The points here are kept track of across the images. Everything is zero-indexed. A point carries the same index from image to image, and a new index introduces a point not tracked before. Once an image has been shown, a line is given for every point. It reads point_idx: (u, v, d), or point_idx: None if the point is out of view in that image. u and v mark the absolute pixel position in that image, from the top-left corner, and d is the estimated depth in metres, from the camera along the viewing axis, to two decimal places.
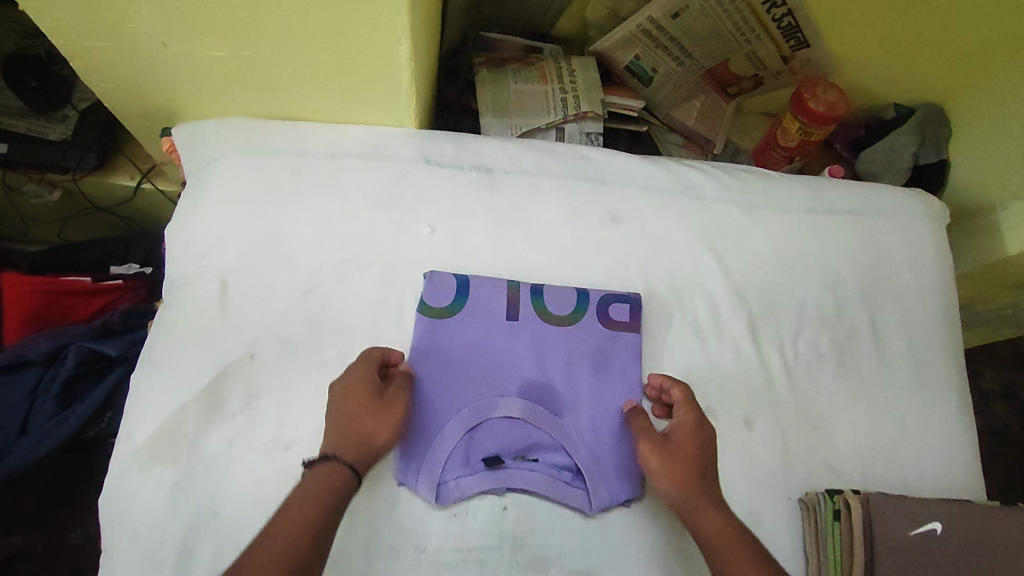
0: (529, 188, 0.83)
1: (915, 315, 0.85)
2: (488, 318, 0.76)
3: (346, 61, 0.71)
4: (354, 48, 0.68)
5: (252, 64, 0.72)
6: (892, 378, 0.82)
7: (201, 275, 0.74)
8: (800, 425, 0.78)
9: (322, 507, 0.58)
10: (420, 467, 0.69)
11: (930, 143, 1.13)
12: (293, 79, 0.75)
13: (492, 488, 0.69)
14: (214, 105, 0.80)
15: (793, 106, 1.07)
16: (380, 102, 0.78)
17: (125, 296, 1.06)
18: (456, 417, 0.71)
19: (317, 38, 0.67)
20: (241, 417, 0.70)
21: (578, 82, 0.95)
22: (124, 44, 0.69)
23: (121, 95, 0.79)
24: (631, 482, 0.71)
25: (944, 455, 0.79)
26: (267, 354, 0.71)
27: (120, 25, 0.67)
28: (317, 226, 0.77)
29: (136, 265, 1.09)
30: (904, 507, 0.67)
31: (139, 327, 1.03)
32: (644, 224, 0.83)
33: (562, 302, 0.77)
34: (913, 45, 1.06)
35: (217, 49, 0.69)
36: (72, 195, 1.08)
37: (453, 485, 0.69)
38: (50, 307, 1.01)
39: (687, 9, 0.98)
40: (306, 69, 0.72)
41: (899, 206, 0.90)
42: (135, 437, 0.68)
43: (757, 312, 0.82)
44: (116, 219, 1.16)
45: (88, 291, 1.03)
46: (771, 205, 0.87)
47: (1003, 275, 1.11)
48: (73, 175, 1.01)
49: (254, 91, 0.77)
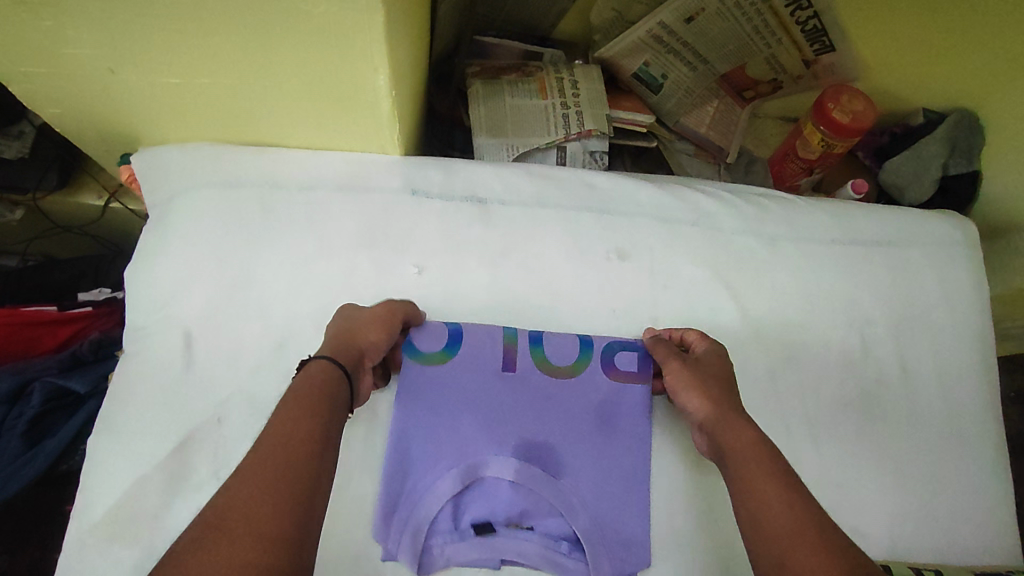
0: (527, 220, 0.75)
1: (949, 358, 0.77)
2: (480, 368, 0.68)
3: (318, 87, 0.63)
4: (326, 72, 0.60)
5: (214, 91, 0.64)
6: (929, 430, 0.74)
7: (164, 326, 0.67)
8: (831, 485, 0.70)
9: (323, 398, 0.52)
10: (402, 535, 0.62)
11: (961, 152, 1.03)
12: (261, 107, 0.67)
13: (483, 559, 0.63)
14: (176, 131, 0.72)
15: (815, 116, 0.98)
16: (360, 128, 0.70)
17: (95, 323, 0.99)
18: (444, 478, 0.64)
19: (283, 62, 0.59)
20: (208, 488, 0.62)
21: (581, 96, 0.87)
22: (67, 70, 0.61)
23: (72, 120, 0.71)
24: (638, 556, 0.64)
25: (982, 516, 0.72)
26: (236, 415, 0.64)
27: (59, 51, 0.59)
28: (292, 267, 0.69)
29: (106, 290, 1.02)
30: None
31: (111, 356, 0.96)
32: (653, 259, 0.75)
33: (564, 352, 0.69)
34: (948, 48, 0.96)
35: (170, 77, 0.62)
36: (36, 215, 1.00)
37: (439, 552, 0.63)
38: (13, 339, 0.93)
39: (701, 13, 0.90)
40: (274, 95, 0.64)
41: (934, 234, 0.82)
42: (89, 512, 0.60)
43: (782, 356, 0.74)
44: (87, 239, 1.08)
45: (54, 320, 0.95)
46: (793, 236, 0.79)
47: None
48: (34, 196, 0.93)
49: (219, 118, 0.69)
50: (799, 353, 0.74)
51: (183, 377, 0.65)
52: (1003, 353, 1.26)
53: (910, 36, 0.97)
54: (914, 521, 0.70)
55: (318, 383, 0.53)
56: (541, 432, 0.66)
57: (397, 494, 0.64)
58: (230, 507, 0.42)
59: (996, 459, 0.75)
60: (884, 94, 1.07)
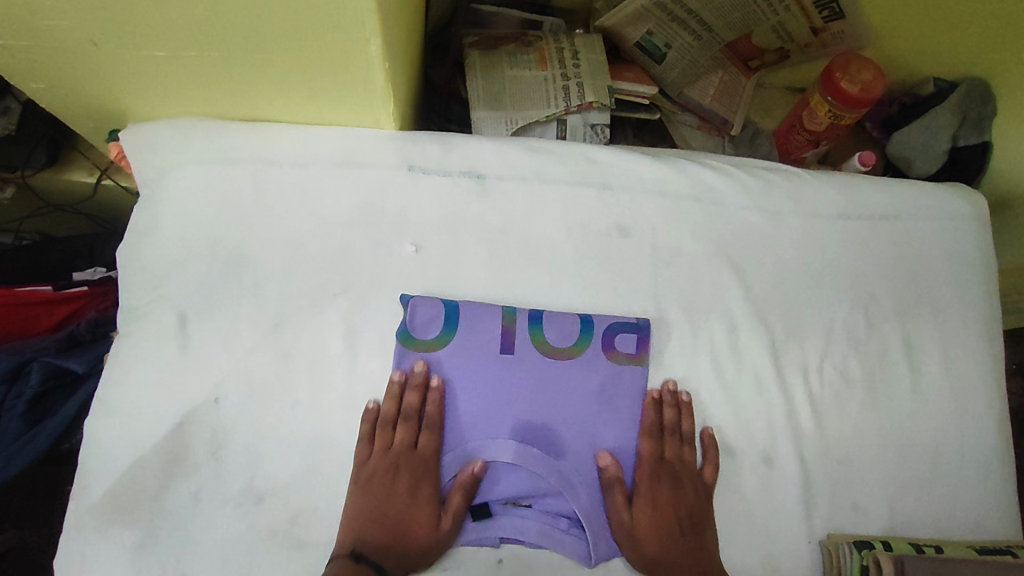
0: (525, 197, 0.73)
1: (954, 333, 0.76)
2: (478, 353, 0.66)
3: (310, 61, 0.61)
4: (313, 43, 0.58)
5: (200, 65, 0.62)
6: (930, 407, 0.73)
7: (159, 305, 0.65)
8: (829, 461, 0.69)
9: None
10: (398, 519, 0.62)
11: (969, 122, 1.01)
12: (250, 81, 0.65)
13: (481, 538, 0.62)
14: (164, 106, 0.70)
15: (822, 86, 0.96)
16: (351, 102, 0.68)
17: (90, 301, 0.97)
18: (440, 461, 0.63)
19: (269, 34, 0.57)
20: (209, 467, 0.61)
21: (581, 66, 0.84)
22: (47, 43, 0.59)
23: (57, 95, 0.69)
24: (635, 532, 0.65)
25: (984, 492, 0.71)
26: (234, 397, 0.63)
27: (37, 23, 0.56)
28: (286, 246, 0.68)
29: (102, 270, 1.00)
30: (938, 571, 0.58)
31: (107, 336, 0.95)
32: (655, 236, 0.74)
33: (564, 334, 0.68)
34: (962, 12, 0.93)
35: (158, 50, 0.60)
36: (28, 193, 0.98)
37: (436, 534, 0.62)
38: (9, 319, 0.92)
39: None
40: (260, 68, 0.62)
41: (942, 208, 0.80)
42: (90, 492, 0.60)
43: (784, 334, 0.73)
44: (82, 217, 1.06)
45: (50, 300, 0.94)
46: (799, 211, 0.77)
47: None
48: (22, 173, 0.91)
49: (209, 94, 0.67)
50: (804, 331, 0.73)
51: (181, 359, 0.64)
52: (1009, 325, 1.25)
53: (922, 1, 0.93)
54: (913, 497, 0.69)
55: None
56: (540, 414, 0.65)
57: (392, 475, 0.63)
58: None
59: (1000, 436, 0.74)
60: (894, 62, 1.04)
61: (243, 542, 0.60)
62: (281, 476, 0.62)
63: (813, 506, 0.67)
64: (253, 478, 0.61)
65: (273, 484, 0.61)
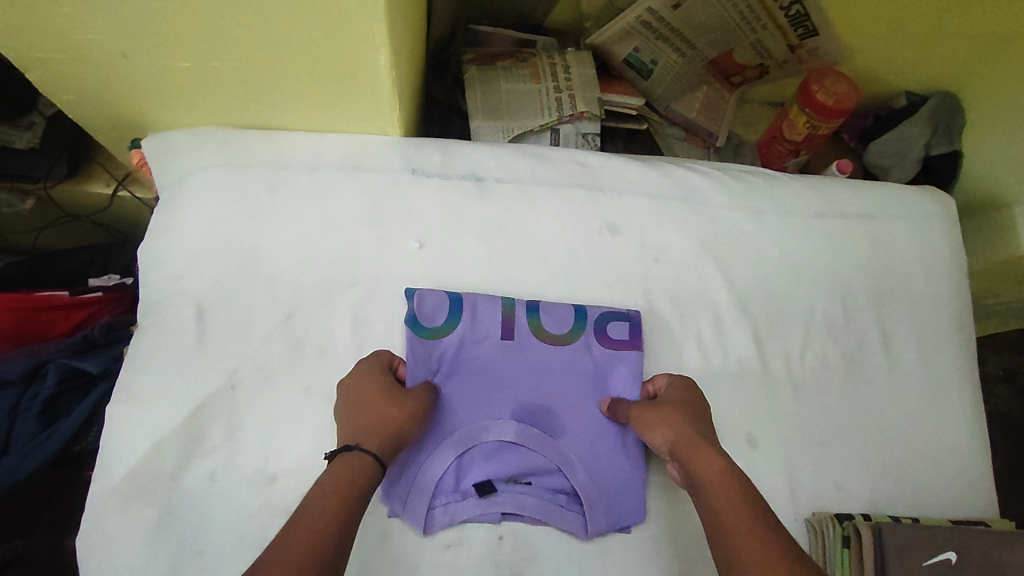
0: (522, 198, 0.78)
1: (927, 323, 0.80)
2: (481, 342, 0.71)
3: (324, 70, 0.66)
4: (327, 53, 0.63)
5: (221, 74, 0.67)
6: (905, 393, 0.77)
7: (178, 298, 0.70)
8: (813, 443, 0.73)
9: (356, 490, 0.55)
10: (407, 495, 0.65)
11: (945, 135, 1.07)
12: (267, 90, 0.70)
13: (484, 513, 0.65)
14: (184, 114, 0.75)
15: (800, 98, 1.02)
16: (360, 109, 0.73)
17: (105, 306, 1.02)
18: (446, 441, 0.67)
19: (287, 45, 0.62)
20: (224, 448, 0.65)
21: (572, 79, 0.90)
22: (81, 55, 0.64)
23: (85, 106, 0.74)
24: (630, 509, 0.67)
25: (959, 472, 0.74)
26: (249, 383, 0.67)
27: (73, 35, 0.61)
28: (298, 243, 0.73)
29: (116, 276, 1.04)
30: (917, 534, 0.61)
31: (121, 339, 0.99)
32: (644, 233, 0.78)
33: (560, 320, 0.72)
34: (929, 30, 0.99)
35: (182, 60, 0.65)
36: (46, 204, 1.02)
37: (442, 511, 0.65)
38: (26, 323, 0.96)
39: None
40: (276, 77, 0.68)
41: (912, 207, 0.85)
42: (112, 473, 0.63)
43: (766, 324, 0.77)
44: (95, 228, 1.11)
45: (66, 305, 0.98)
46: (779, 210, 0.82)
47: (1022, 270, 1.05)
48: (43, 184, 0.96)
49: (227, 103, 0.72)
50: (786, 321, 0.78)
51: (198, 348, 0.68)
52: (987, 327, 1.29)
53: (891, 21, 1.00)
54: (893, 476, 0.73)
55: (343, 474, 0.56)
56: (537, 396, 0.70)
57: (401, 453, 0.66)
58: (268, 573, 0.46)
59: (975, 420, 0.78)
60: (867, 77, 1.11)
61: (256, 519, 0.63)
62: (293, 456, 0.65)
63: (799, 487, 0.71)
64: (266, 460, 0.65)
65: (285, 464, 0.65)
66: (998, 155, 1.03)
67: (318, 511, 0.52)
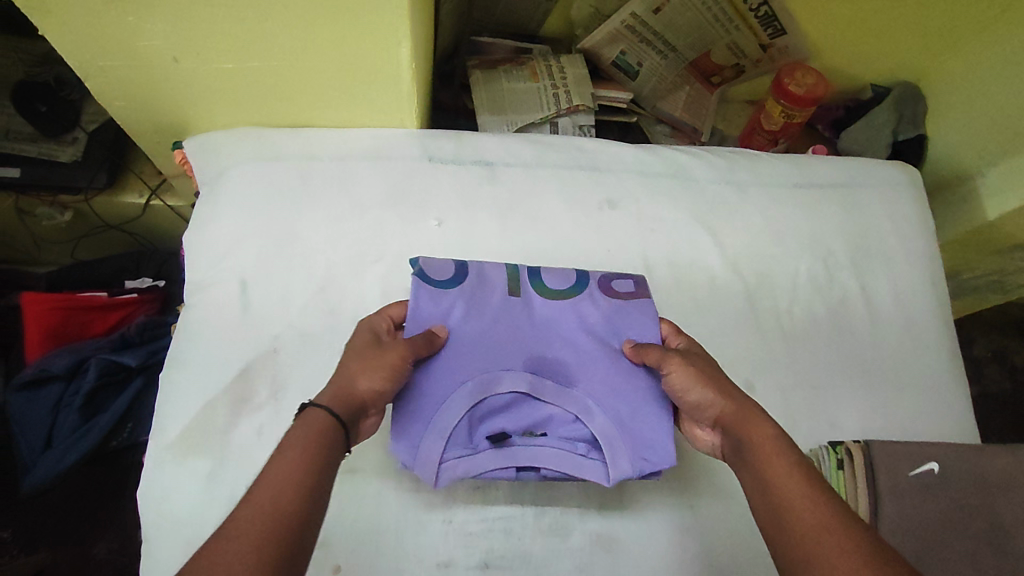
0: (528, 179, 0.86)
1: (902, 278, 0.88)
2: (488, 297, 0.75)
3: (351, 67, 0.75)
4: (355, 50, 0.72)
5: (259, 74, 0.76)
6: (886, 339, 0.84)
7: (222, 276, 0.77)
8: (806, 387, 0.80)
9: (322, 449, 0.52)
10: (418, 446, 0.67)
11: (909, 121, 1.16)
12: (299, 88, 0.79)
13: (502, 465, 0.69)
14: (223, 116, 0.83)
15: (774, 91, 1.11)
16: (382, 103, 0.82)
17: (140, 307, 1.08)
18: (458, 393, 0.69)
19: (320, 44, 0.71)
20: (270, 405, 0.71)
21: (568, 78, 0.99)
22: (138, 61, 0.73)
23: (134, 111, 0.82)
24: (661, 455, 0.69)
25: (942, 408, 0.81)
26: (289, 347, 0.74)
27: (133, 41, 0.70)
28: (329, 223, 0.80)
29: (149, 279, 1.12)
30: (902, 449, 0.68)
31: (157, 337, 1.05)
32: (640, 207, 0.87)
33: (560, 278, 0.78)
34: (886, 24, 1.10)
35: (225, 62, 0.73)
36: (84, 215, 1.11)
37: (454, 464, 0.68)
38: (68, 323, 1.03)
39: (668, 4, 1.03)
40: (309, 75, 0.76)
41: (880, 177, 0.94)
42: (167, 432, 0.70)
43: (755, 283, 0.85)
44: (128, 237, 1.19)
45: (104, 306, 1.05)
46: (761, 183, 0.91)
47: (991, 240, 1.13)
48: (85, 194, 1.04)
49: (262, 102, 0.81)
50: (774, 279, 0.85)
51: (243, 318, 0.75)
52: (969, 304, 1.37)
53: (852, 19, 1.11)
54: (881, 414, 0.80)
55: (319, 422, 0.54)
56: (549, 350, 0.74)
57: (411, 407, 0.68)
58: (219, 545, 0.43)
59: (952, 363, 0.85)
60: (835, 72, 1.21)
61: None
62: None
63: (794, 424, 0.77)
64: None
65: None
66: (958, 133, 1.12)
67: (294, 459, 0.50)
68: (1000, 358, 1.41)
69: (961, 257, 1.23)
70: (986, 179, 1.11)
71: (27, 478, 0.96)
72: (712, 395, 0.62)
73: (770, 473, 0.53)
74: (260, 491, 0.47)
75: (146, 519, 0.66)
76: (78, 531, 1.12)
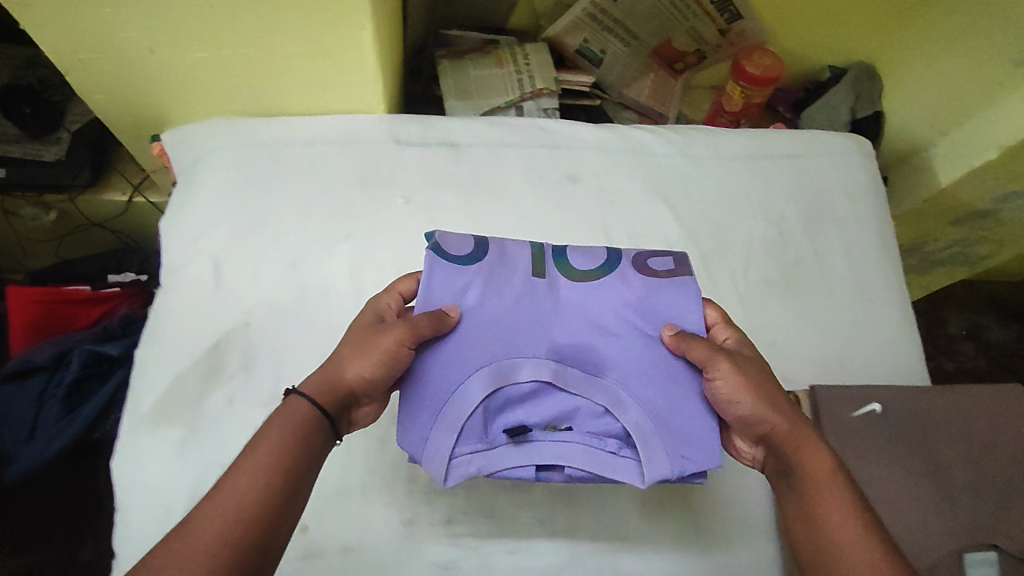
0: (490, 158, 0.90)
1: (854, 240, 0.92)
2: (509, 277, 0.73)
3: (320, 53, 0.79)
4: (318, 35, 0.76)
5: (231, 62, 0.80)
6: (840, 299, 0.88)
7: (196, 257, 0.80)
8: (762, 346, 0.83)
9: (297, 447, 0.55)
10: (427, 436, 0.65)
11: (865, 98, 1.21)
12: (269, 75, 0.82)
13: (518, 461, 0.66)
14: (197, 106, 0.87)
15: (734, 74, 1.16)
16: (349, 88, 0.85)
17: (124, 300, 1.11)
18: (476, 378, 0.67)
19: (284, 29, 0.75)
20: (242, 374, 0.74)
21: (532, 64, 1.04)
22: (113, 52, 0.77)
23: (111, 105, 0.86)
24: (704, 453, 0.67)
25: (893, 361, 0.85)
26: (261, 321, 0.77)
27: (110, 34, 0.74)
28: (300, 204, 0.84)
29: (132, 273, 1.14)
30: (847, 391, 0.72)
31: (139, 330, 1.08)
32: (599, 181, 0.91)
33: (589, 258, 0.77)
34: (836, 7, 1.15)
35: (199, 51, 0.77)
36: (70, 216, 1.15)
37: (465, 460, 0.66)
38: (52, 316, 1.06)
39: None
40: (276, 61, 0.80)
41: (832, 145, 0.98)
42: (142, 403, 0.72)
43: (711, 250, 0.88)
44: (114, 236, 1.22)
45: (87, 300, 1.08)
46: (715, 155, 0.95)
47: (949, 209, 1.17)
48: (69, 192, 1.07)
49: (235, 90, 0.85)
50: (731, 245, 0.89)
51: (217, 295, 0.78)
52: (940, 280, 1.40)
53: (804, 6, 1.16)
54: (833, 368, 0.83)
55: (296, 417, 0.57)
56: (578, 337, 0.71)
57: (421, 393, 0.67)
58: (183, 534, 0.48)
59: (905, 320, 0.88)
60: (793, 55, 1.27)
61: None
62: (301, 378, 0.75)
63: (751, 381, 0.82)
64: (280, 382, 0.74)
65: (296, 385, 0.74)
66: (910, 106, 1.18)
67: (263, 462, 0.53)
68: (975, 335, 1.43)
69: (918, 230, 1.27)
70: (940, 147, 1.14)
71: (9, 466, 0.98)
72: (771, 419, 0.64)
73: (830, 510, 0.58)
74: (223, 491, 0.51)
75: (120, 487, 0.69)
76: (69, 524, 1.12)
